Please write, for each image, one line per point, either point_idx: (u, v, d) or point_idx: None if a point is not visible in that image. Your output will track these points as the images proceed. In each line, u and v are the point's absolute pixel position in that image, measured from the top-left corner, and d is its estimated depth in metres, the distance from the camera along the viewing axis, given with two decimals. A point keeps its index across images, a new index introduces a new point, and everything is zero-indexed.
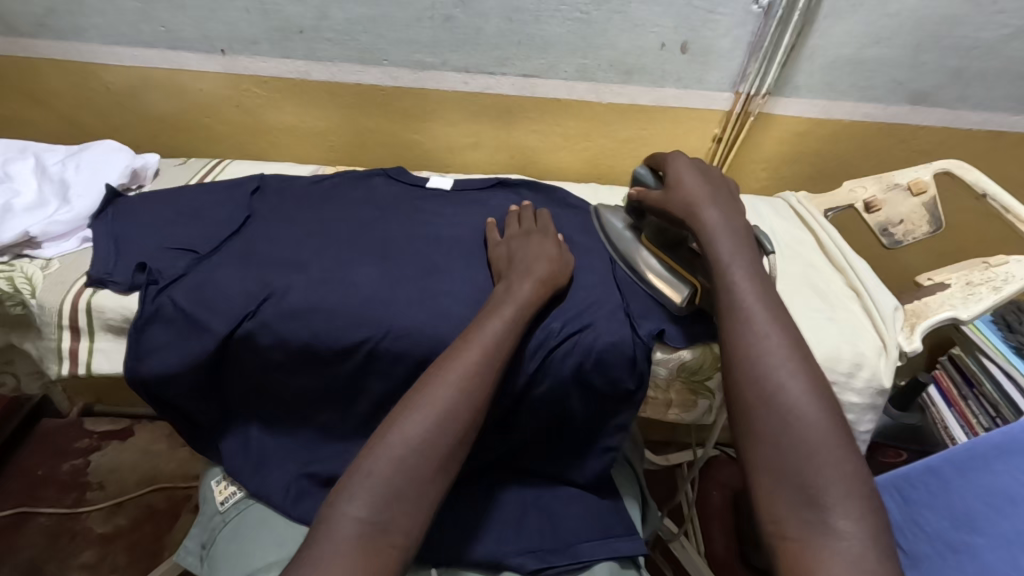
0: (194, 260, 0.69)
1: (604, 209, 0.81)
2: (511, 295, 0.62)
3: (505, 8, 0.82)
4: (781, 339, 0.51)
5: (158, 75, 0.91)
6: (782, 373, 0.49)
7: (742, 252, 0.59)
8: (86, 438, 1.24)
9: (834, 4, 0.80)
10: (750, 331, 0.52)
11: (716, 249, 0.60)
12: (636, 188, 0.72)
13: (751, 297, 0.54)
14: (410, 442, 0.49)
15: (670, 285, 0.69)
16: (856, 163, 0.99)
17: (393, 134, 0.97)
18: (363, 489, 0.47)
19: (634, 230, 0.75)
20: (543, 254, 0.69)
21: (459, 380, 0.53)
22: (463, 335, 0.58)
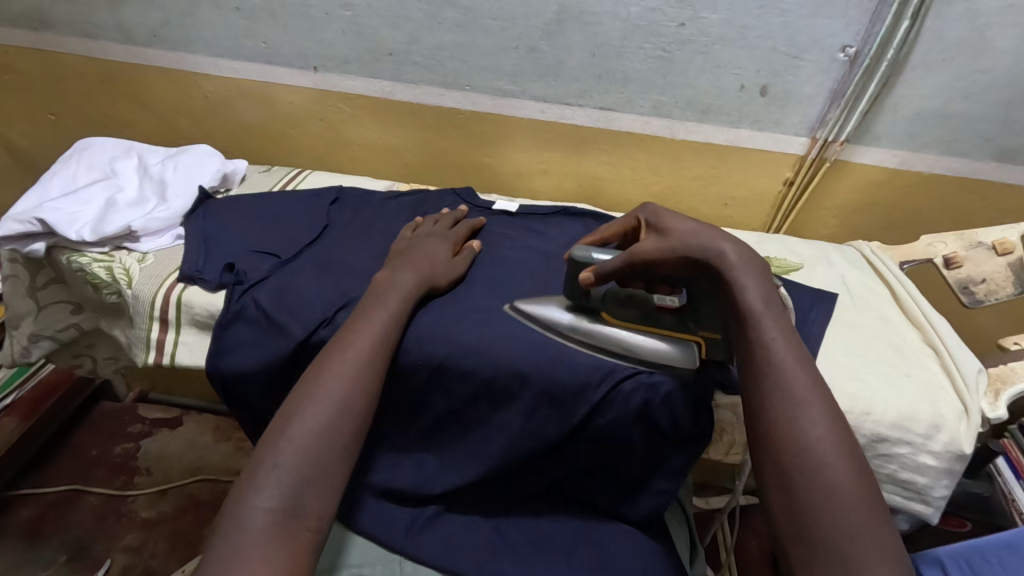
0: (277, 264, 0.72)
1: (524, 302, 0.69)
2: (393, 283, 0.66)
3: (590, 43, 0.84)
4: (816, 404, 0.46)
5: (253, 87, 0.97)
6: (809, 431, 0.45)
7: (772, 296, 0.52)
8: (139, 423, 1.29)
9: (925, 56, 0.79)
10: (788, 393, 0.47)
11: (748, 298, 0.50)
12: (586, 271, 0.60)
13: (785, 352, 0.49)
14: (312, 433, 0.52)
15: (666, 351, 0.63)
16: (933, 218, 0.96)
17: (465, 156, 1.00)
18: (269, 481, 0.49)
19: (585, 312, 0.67)
20: (432, 254, 0.73)
21: (354, 369, 0.56)
22: (342, 330, 0.61)
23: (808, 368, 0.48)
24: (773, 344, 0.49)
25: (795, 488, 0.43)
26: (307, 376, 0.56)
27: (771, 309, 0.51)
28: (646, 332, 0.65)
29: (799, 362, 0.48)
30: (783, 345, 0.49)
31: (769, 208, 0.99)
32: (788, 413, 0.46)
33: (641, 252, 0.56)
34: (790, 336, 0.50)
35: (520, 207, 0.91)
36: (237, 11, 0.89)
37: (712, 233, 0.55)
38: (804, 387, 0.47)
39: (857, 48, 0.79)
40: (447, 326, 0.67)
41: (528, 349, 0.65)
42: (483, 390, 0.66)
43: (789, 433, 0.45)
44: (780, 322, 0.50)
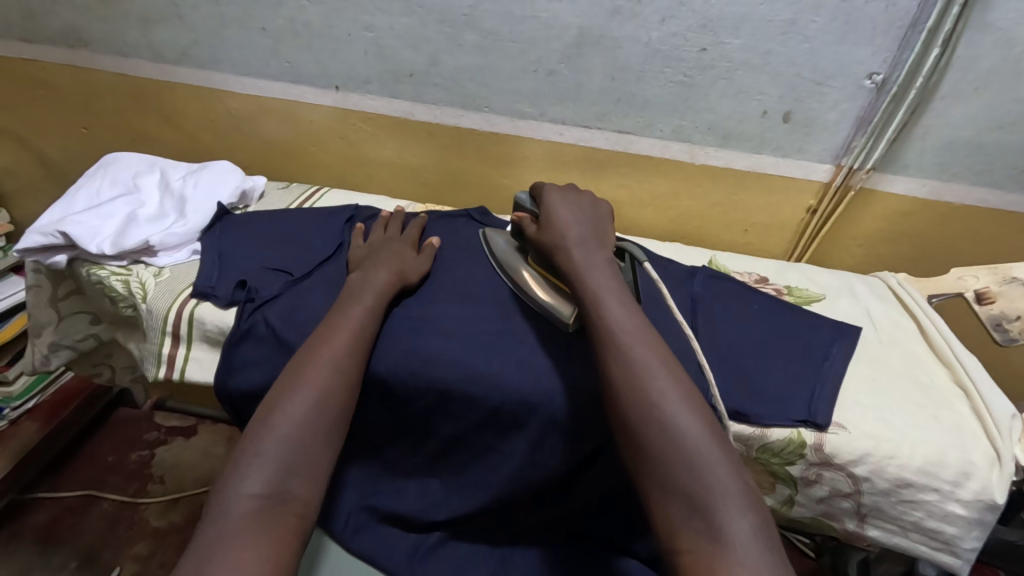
0: (288, 282, 0.72)
1: (490, 232, 0.81)
2: (366, 283, 0.68)
3: (610, 66, 0.84)
4: (654, 362, 0.52)
5: (276, 104, 0.98)
6: (654, 387, 0.50)
7: (608, 282, 0.60)
8: (154, 431, 1.31)
9: (956, 84, 0.77)
10: (630, 359, 0.52)
11: (586, 286, 0.59)
12: (517, 214, 0.73)
13: (622, 326, 0.55)
14: (294, 421, 0.53)
15: (555, 300, 0.69)
16: (966, 249, 0.92)
17: (482, 176, 1.00)
18: (253, 468, 0.50)
19: (522, 254, 0.76)
20: (399, 252, 0.75)
21: (332, 359, 0.58)
22: (323, 326, 0.63)
23: (648, 336, 0.55)
24: (612, 324, 0.55)
25: (644, 441, 0.49)
26: (289, 369, 0.58)
27: (611, 293, 0.58)
28: (547, 281, 0.71)
29: (636, 333, 0.54)
30: (619, 322, 0.55)
31: (791, 236, 0.97)
32: (631, 379, 0.51)
33: (531, 233, 0.70)
34: (625, 313, 0.56)
35: None
36: (263, 32, 0.90)
37: (567, 231, 0.66)
38: (646, 353, 0.53)
39: (884, 75, 0.77)
40: (456, 350, 0.66)
41: (536, 375, 0.64)
42: (491, 417, 0.64)
43: (632, 395, 0.50)
44: (616, 302, 0.58)
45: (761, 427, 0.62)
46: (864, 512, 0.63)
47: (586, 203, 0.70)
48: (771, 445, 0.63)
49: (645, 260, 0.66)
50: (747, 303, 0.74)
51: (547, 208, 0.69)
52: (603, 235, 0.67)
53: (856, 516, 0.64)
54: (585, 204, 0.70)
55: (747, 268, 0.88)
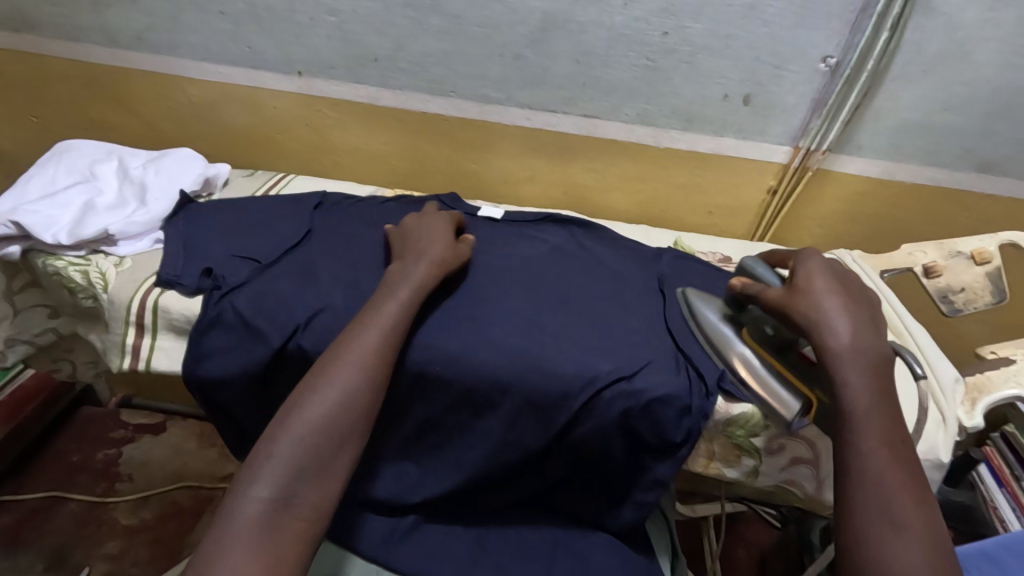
0: (256, 269, 0.72)
1: (693, 293, 0.72)
2: (405, 277, 0.65)
3: (575, 51, 0.84)
4: (911, 516, 0.47)
5: (238, 91, 0.96)
6: (901, 548, 0.45)
7: (879, 397, 0.52)
8: (121, 428, 1.27)
9: (904, 67, 0.80)
10: (884, 509, 0.47)
11: (851, 398, 0.52)
12: (739, 281, 0.64)
13: (883, 464, 0.49)
14: (312, 423, 0.52)
15: (779, 394, 0.62)
16: (916, 227, 0.97)
17: (451, 162, 1.00)
18: (265, 470, 0.49)
19: (734, 324, 0.67)
20: (434, 240, 0.72)
21: (358, 363, 0.56)
22: (359, 319, 0.61)
23: (911, 488, 0.48)
24: (869, 454, 0.49)
25: None
26: (314, 366, 0.56)
27: (877, 415, 0.51)
28: (763, 358, 0.64)
29: (897, 478, 0.48)
30: (884, 460, 0.49)
31: (753, 218, 1.00)
32: (878, 529, 0.46)
33: (767, 297, 0.61)
34: (894, 447, 0.50)
35: (505, 214, 0.91)
36: (222, 16, 0.88)
37: (830, 312, 0.56)
38: (904, 506, 0.47)
39: (837, 59, 0.80)
40: (429, 333, 0.67)
41: (509, 356, 0.65)
42: (465, 398, 0.65)
43: (876, 552, 0.46)
44: (888, 433, 0.50)
45: (727, 400, 0.64)
46: (822, 478, 0.67)
47: (851, 282, 0.60)
48: (733, 416, 0.64)
49: (923, 377, 0.58)
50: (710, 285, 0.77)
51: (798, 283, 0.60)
52: (878, 325, 0.57)
53: (816, 482, 0.68)
54: (847, 279, 0.60)
55: (710, 249, 0.90)
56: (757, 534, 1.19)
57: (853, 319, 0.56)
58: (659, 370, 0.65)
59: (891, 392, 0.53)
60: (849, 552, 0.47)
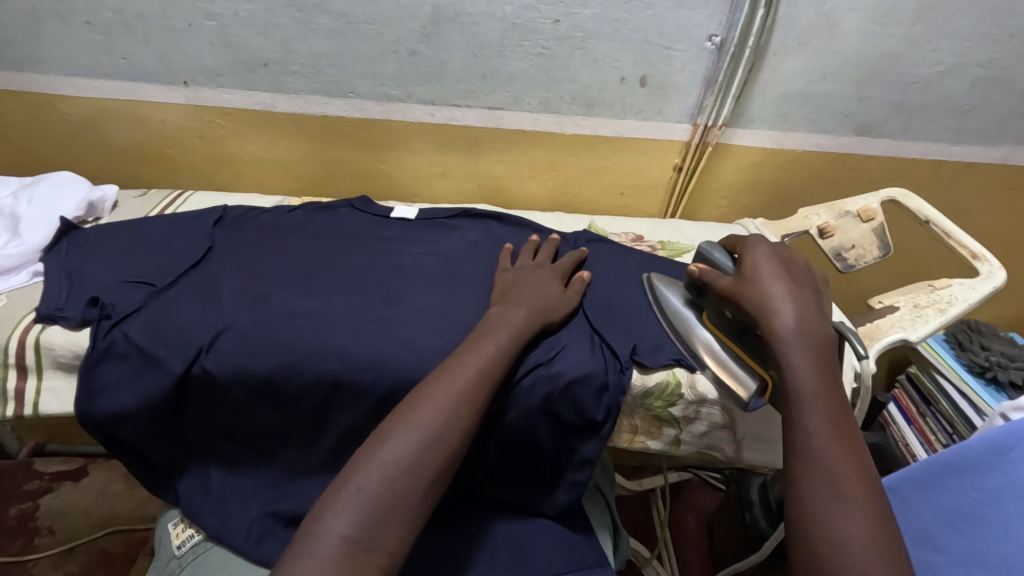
0: (151, 293, 0.68)
1: (657, 280, 0.74)
2: (503, 319, 0.63)
3: (469, 43, 0.84)
4: (856, 484, 0.47)
5: (119, 106, 0.90)
6: (847, 516, 0.45)
7: (825, 378, 0.53)
8: (36, 479, 1.18)
9: (782, 42, 0.84)
10: (831, 483, 0.47)
11: (797, 378, 0.53)
12: (698, 266, 0.68)
13: (829, 443, 0.49)
14: (401, 462, 0.49)
15: (737, 374, 0.63)
16: (810, 191, 1.03)
17: (360, 164, 0.98)
18: (350, 504, 0.47)
19: (695, 308, 0.70)
20: (543, 288, 0.69)
21: (453, 402, 0.54)
22: (446, 361, 0.58)
23: (860, 466, 0.48)
24: (818, 431, 0.50)
25: (816, 560, 0.45)
26: (407, 400, 0.54)
27: (823, 391, 0.52)
28: (726, 344, 0.66)
29: (843, 456, 0.48)
30: (830, 438, 0.49)
31: (663, 195, 1.04)
32: (827, 501, 0.46)
33: (717, 285, 0.65)
34: (839, 424, 0.50)
35: (418, 212, 0.89)
36: (88, 26, 0.82)
37: (774, 294, 0.59)
38: (848, 475, 0.47)
39: (721, 37, 0.83)
40: (343, 339, 0.65)
41: (424, 355, 0.64)
42: (385, 403, 0.64)
43: (819, 515, 0.46)
44: (834, 413, 0.51)
45: (641, 374, 0.67)
46: (740, 438, 0.71)
47: (796, 265, 0.64)
48: (648, 388, 0.67)
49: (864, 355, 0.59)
50: (624, 266, 0.79)
51: (747, 265, 0.63)
52: (819, 305, 0.60)
53: (733, 444, 0.72)
54: (792, 264, 0.64)
55: (622, 229, 0.93)
56: (705, 498, 1.23)
57: (793, 299, 0.58)
58: (576, 354, 0.65)
59: (838, 376, 0.54)
60: (800, 536, 0.46)
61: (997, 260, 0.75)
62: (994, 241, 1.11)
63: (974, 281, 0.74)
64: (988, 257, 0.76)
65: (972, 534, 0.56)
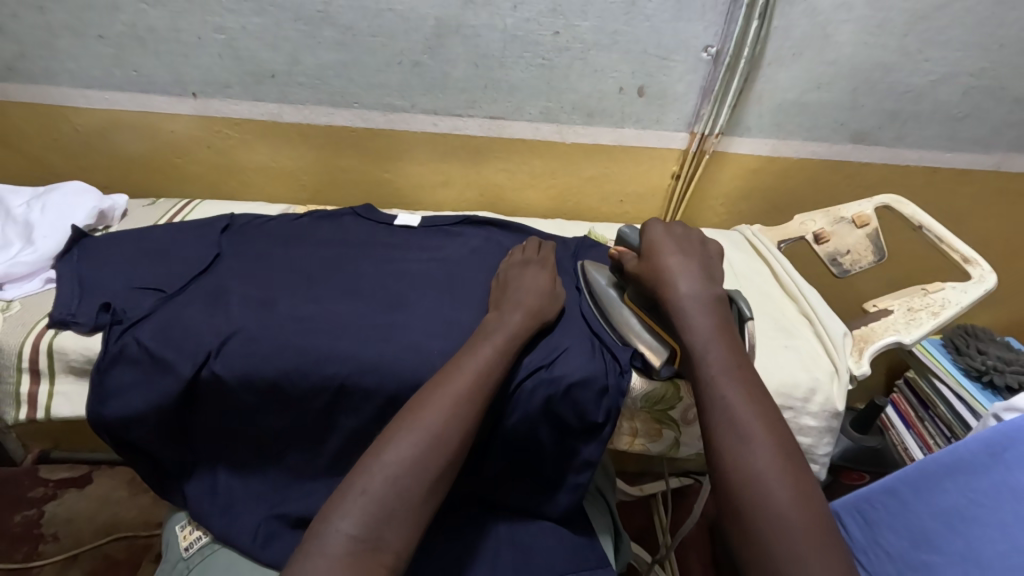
0: (161, 299, 0.69)
1: (589, 265, 0.78)
2: (503, 323, 0.65)
3: (472, 54, 0.86)
4: (753, 417, 0.51)
5: (130, 117, 0.92)
6: (748, 448, 0.49)
7: (719, 332, 0.59)
8: (40, 486, 1.19)
9: (776, 52, 0.86)
10: (732, 423, 0.51)
11: (693, 335, 0.59)
12: (617, 249, 0.73)
13: (726, 385, 0.54)
14: (404, 463, 0.51)
15: (650, 346, 0.67)
16: (806, 198, 1.05)
17: (364, 173, 1.00)
18: (355, 505, 0.48)
19: (618, 289, 0.73)
20: (542, 291, 0.71)
21: (453, 405, 0.55)
22: (447, 365, 0.60)
23: (755, 403, 0.53)
24: (715, 377, 0.55)
25: (727, 490, 0.49)
26: (408, 404, 0.56)
27: (718, 342, 0.58)
28: (643, 320, 0.69)
29: (738, 393, 0.53)
30: (727, 382, 0.54)
31: (661, 203, 1.05)
32: (729, 436, 0.51)
33: (630, 265, 0.70)
34: (733, 368, 0.55)
35: (422, 219, 0.91)
36: (101, 40, 0.84)
37: (671, 267, 0.65)
38: (746, 414, 0.52)
39: (717, 47, 0.85)
40: (349, 343, 0.66)
41: (428, 358, 0.66)
42: (390, 405, 0.65)
43: (723, 451, 0.50)
44: (727, 361, 0.56)
45: (641, 376, 0.68)
46: None
47: (692, 242, 0.70)
48: (647, 392, 0.68)
49: (750, 319, 0.63)
50: None
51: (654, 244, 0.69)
52: (711, 272, 0.66)
53: None
54: (689, 241, 0.70)
55: None
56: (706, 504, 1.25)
57: (686, 270, 0.65)
58: (574, 356, 0.67)
59: (732, 331, 0.60)
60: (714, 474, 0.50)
61: (988, 265, 0.77)
62: (990, 246, 1.13)
63: (967, 284, 0.75)
64: (980, 262, 0.77)
65: (967, 533, 0.57)
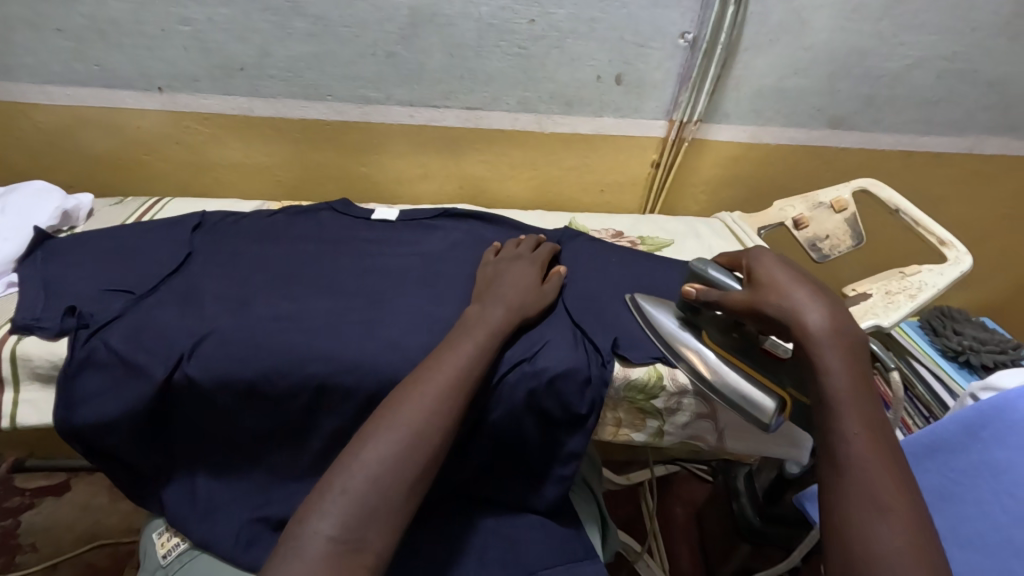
0: (131, 300, 0.67)
1: (644, 299, 0.72)
2: (483, 317, 0.64)
3: (447, 44, 0.84)
4: (890, 490, 0.45)
5: (94, 113, 0.89)
6: (884, 526, 0.43)
7: (861, 382, 0.50)
8: (17, 496, 1.15)
9: (754, 38, 0.86)
10: (867, 494, 0.45)
11: (830, 383, 0.50)
12: (692, 284, 0.64)
13: (865, 449, 0.47)
14: (385, 462, 0.50)
15: (750, 394, 0.60)
16: (785, 184, 1.06)
17: (340, 167, 0.98)
18: (335, 505, 0.47)
19: (692, 328, 0.67)
20: (524, 284, 0.70)
21: (435, 402, 0.54)
22: (426, 361, 0.59)
23: (897, 475, 0.46)
24: (850, 437, 0.48)
25: (851, 566, 0.43)
26: (387, 401, 0.55)
27: (859, 395, 0.50)
28: (734, 362, 0.62)
29: (875, 458, 0.47)
30: (864, 445, 0.47)
31: (641, 192, 1.05)
32: (861, 508, 0.45)
33: (718, 300, 0.61)
34: (876, 431, 0.48)
35: (400, 213, 0.89)
36: (60, 33, 0.81)
37: (798, 297, 0.55)
38: (885, 485, 0.45)
39: (694, 34, 0.85)
40: (327, 341, 0.65)
41: (409, 355, 0.65)
42: (371, 403, 0.64)
43: (854, 523, 0.44)
44: (868, 419, 0.49)
45: (624, 366, 0.68)
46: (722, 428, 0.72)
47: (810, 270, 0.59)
48: (629, 381, 0.68)
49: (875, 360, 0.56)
50: (606, 263, 0.80)
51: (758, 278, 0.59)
52: (843, 304, 0.56)
53: (716, 433, 0.73)
54: (805, 268, 0.59)
55: (603, 225, 0.94)
56: (692, 491, 1.25)
57: (824, 302, 0.55)
58: (558, 348, 0.66)
59: (870, 381, 0.52)
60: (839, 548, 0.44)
61: (964, 246, 0.77)
62: (964, 229, 1.14)
63: (943, 266, 0.76)
64: (955, 244, 0.78)
65: (945, 514, 0.57)
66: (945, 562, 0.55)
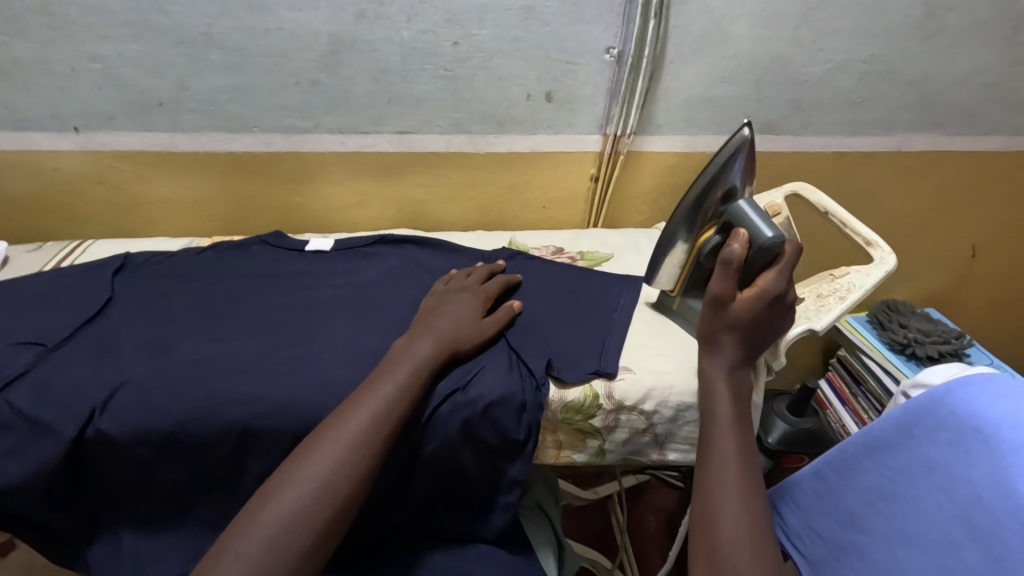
0: (40, 353, 0.64)
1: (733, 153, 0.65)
2: (410, 352, 0.62)
3: (371, 70, 0.83)
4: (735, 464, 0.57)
5: (6, 156, 0.86)
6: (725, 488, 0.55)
7: (735, 393, 0.63)
8: None
9: (678, 49, 0.87)
10: (717, 468, 0.57)
11: (709, 393, 0.63)
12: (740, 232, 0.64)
13: (726, 438, 0.59)
14: (285, 520, 0.48)
15: (663, 271, 0.74)
16: None
17: (273, 199, 0.96)
18: (227, 570, 0.45)
19: (708, 213, 0.69)
20: (459, 314, 0.68)
21: (344, 451, 0.52)
22: (346, 403, 0.57)
23: (746, 457, 0.58)
24: (721, 446, 0.58)
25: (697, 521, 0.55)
26: (297, 453, 0.53)
27: (733, 402, 0.62)
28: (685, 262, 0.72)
29: (734, 467, 0.56)
30: (722, 433, 0.59)
31: (583, 206, 1.05)
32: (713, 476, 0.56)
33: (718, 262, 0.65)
34: (734, 424, 0.60)
35: (334, 243, 0.87)
36: None
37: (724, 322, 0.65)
38: (731, 461, 0.57)
39: (619, 49, 0.86)
40: (249, 384, 0.62)
41: (337, 392, 0.62)
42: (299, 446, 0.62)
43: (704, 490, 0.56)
44: (731, 415, 0.61)
45: (559, 388, 0.67)
46: (661, 440, 0.71)
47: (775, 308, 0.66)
48: (566, 403, 0.67)
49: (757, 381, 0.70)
50: (545, 283, 0.80)
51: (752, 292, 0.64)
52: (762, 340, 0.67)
53: (659, 448, 0.71)
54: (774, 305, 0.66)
55: (543, 243, 0.93)
56: (663, 499, 1.25)
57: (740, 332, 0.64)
58: (493, 375, 0.65)
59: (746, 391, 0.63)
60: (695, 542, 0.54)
61: (888, 246, 0.79)
62: (902, 224, 1.17)
63: (869, 266, 0.77)
64: (880, 244, 0.79)
65: (887, 511, 0.58)
66: (894, 558, 0.56)
